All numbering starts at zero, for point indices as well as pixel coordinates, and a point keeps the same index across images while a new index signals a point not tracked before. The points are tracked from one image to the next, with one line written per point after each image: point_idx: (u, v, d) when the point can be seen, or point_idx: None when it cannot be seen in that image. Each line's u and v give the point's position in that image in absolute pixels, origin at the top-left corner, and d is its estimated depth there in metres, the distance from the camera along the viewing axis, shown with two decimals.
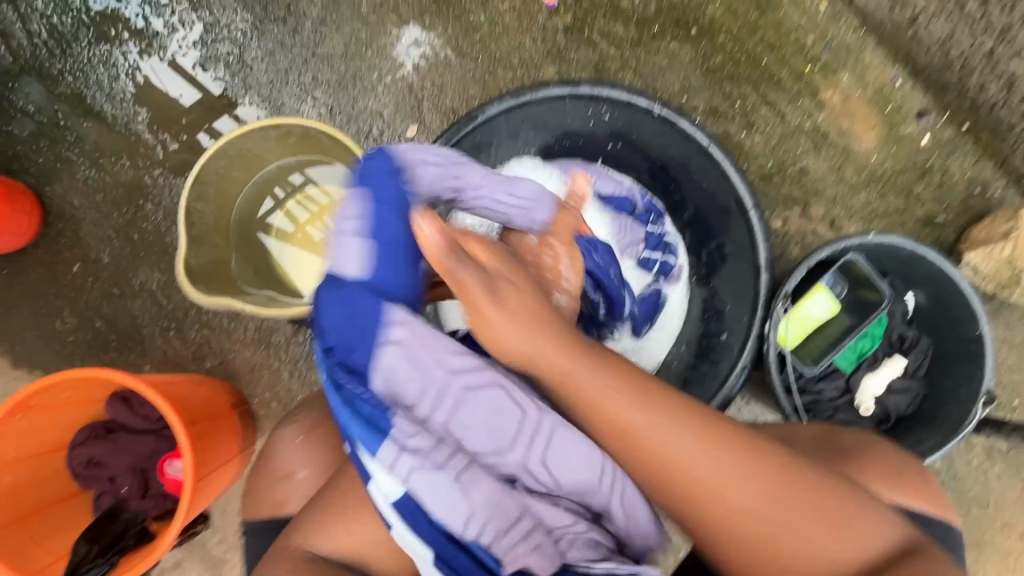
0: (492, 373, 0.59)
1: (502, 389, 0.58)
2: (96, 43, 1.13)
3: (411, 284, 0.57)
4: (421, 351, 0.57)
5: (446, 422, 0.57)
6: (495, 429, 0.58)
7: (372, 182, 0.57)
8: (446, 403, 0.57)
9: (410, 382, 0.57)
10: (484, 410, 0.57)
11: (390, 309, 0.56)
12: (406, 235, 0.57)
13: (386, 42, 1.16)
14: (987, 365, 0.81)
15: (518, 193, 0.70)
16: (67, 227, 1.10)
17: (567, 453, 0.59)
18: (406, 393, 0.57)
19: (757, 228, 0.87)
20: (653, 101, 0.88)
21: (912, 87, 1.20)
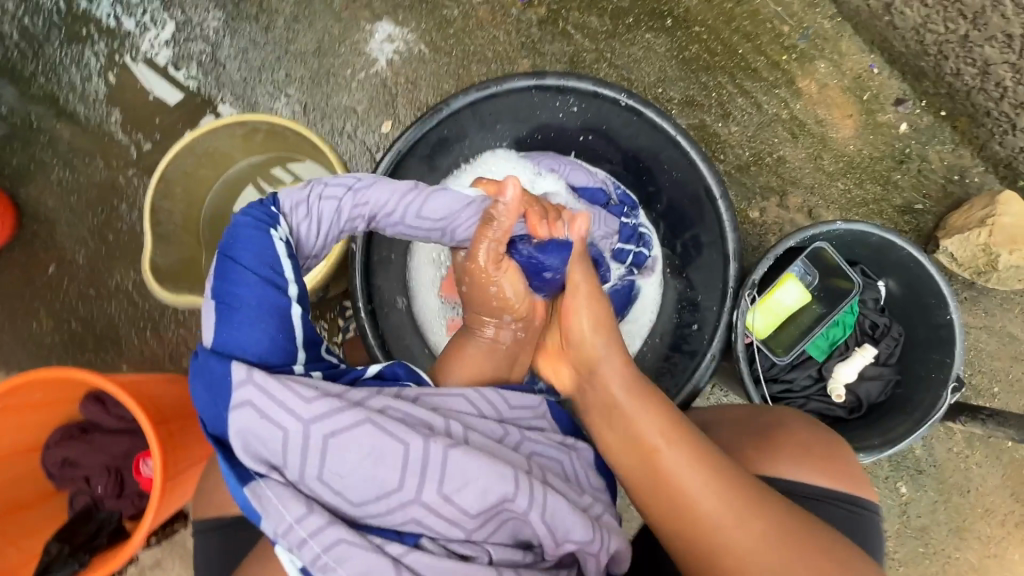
0: (354, 413, 0.60)
1: (370, 424, 0.59)
2: (68, 44, 1.13)
3: (284, 328, 0.64)
4: (277, 403, 0.58)
5: (317, 479, 0.58)
6: (370, 474, 0.58)
7: (240, 250, 0.65)
8: (313, 456, 0.58)
9: (271, 443, 0.58)
10: (356, 452, 0.58)
11: (233, 364, 0.60)
12: (267, 285, 0.64)
13: (359, 38, 1.16)
14: (957, 350, 0.80)
15: (430, 210, 0.77)
16: (42, 229, 1.10)
17: (458, 486, 0.58)
18: (269, 454, 0.58)
19: (727, 218, 0.85)
20: (620, 91, 0.86)
21: (889, 74, 1.19)
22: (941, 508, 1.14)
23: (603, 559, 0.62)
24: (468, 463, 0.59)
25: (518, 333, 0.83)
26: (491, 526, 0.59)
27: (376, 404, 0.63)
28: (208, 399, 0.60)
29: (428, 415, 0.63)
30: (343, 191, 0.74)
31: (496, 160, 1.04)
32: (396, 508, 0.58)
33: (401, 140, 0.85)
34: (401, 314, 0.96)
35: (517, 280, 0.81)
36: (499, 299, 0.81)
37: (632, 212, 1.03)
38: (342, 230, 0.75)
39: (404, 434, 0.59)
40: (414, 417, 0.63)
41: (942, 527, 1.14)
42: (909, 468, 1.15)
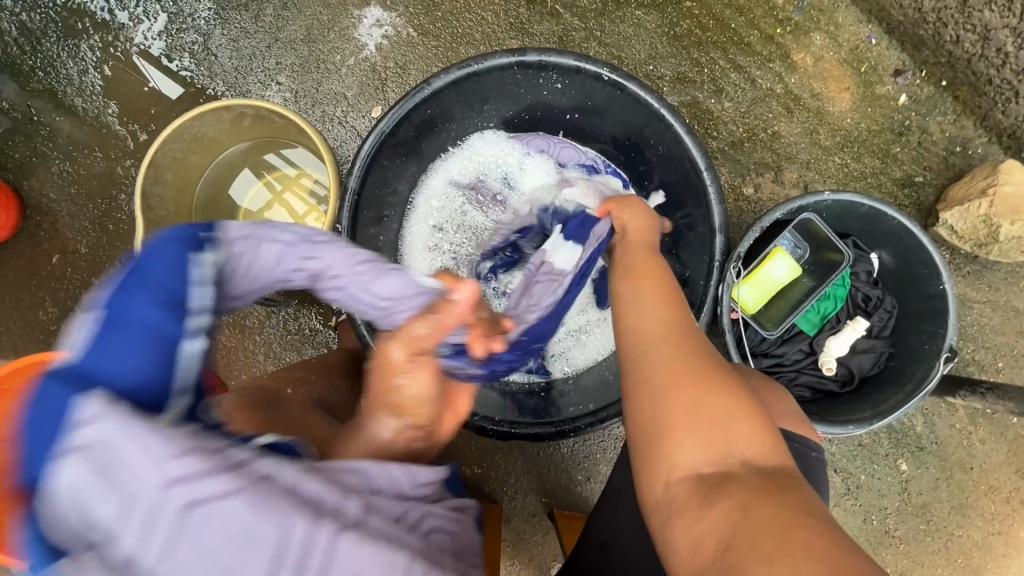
0: (226, 485, 0.43)
1: (245, 496, 0.43)
2: (64, 38, 1.15)
3: (173, 373, 0.47)
4: (127, 460, 0.41)
5: (161, 559, 0.41)
6: (229, 564, 0.43)
7: (151, 267, 0.51)
8: (158, 531, 0.41)
9: (100, 509, 0.41)
10: (216, 531, 0.42)
11: (87, 399, 0.43)
12: (163, 309, 0.49)
13: (348, 24, 1.16)
14: (950, 320, 0.79)
15: (381, 287, 0.67)
16: (45, 220, 1.13)
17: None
18: (94, 521, 0.41)
19: (713, 191, 0.84)
20: (603, 66, 0.85)
21: (887, 44, 1.17)
22: (944, 486, 1.13)
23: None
24: (362, 553, 0.46)
25: (413, 438, 0.67)
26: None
27: (261, 469, 0.46)
28: (37, 420, 0.43)
29: (322, 490, 0.47)
30: (298, 240, 0.65)
31: (485, 143, 1.05)
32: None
33: (384, 121, 0.85)
34: None
35: (427, 383, 0.65)
36: (399, 397, 0.65)
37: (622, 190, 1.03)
38: (270, 281, 0.64)
39: (286, 516, 0.44)
40: (306, 492, 0.46)
41: (945, 504, 1.13)
42: (910, 445, 1.13)
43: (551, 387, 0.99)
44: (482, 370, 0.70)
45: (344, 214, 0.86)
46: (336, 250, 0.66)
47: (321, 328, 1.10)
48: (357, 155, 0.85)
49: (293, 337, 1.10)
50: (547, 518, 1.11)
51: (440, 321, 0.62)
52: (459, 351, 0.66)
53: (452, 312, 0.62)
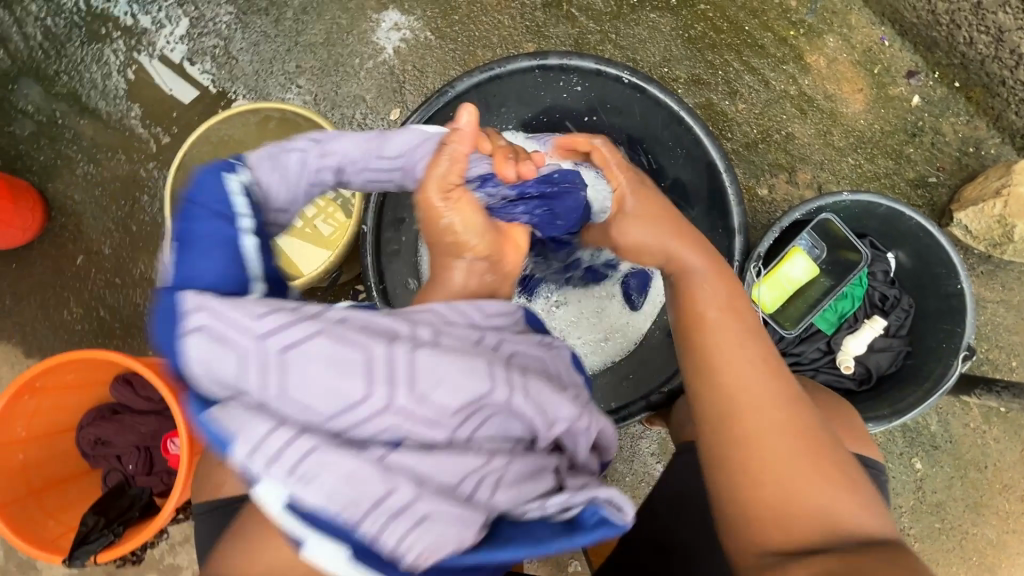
0: (307, 326, 0.48)
1: (327, 335, 0.48)
2: (88, 42, 1.17)
3: (240, 262, 0.52)
4: (228, 325, 0.48)
5: (280, 395, 0.46)
6: (332, 385, 0.46)
7: (198, 194, 0.54)
8: (268, 373, 0.46)
9: (224, 368, 0.47)
10: (318, 364, 0.47)
11: (186, 295, 0.49)
12: (219, 223, 0.53)
13: (366, 28, 1.18)
14: (968, 319, 0.80)
15: (391, 149, 0.67)
16: (70, 222, 1.15)
17: (434, 383, 0.48)
18: (224, 376, 0.47)
19: (731, 192, 0.85)
20: (623, 69, 0.87)
21: (900, 46, 1.18)
22: (958, 484, 1.13)
23: (591, 435, 0.58)
24: (442, 360, 0.49)
25: (480, 270, 0.66)
26: (475, 421, 0.49)
27: (335, 315, 0.50)
28: (162, 326, 0.49)
29: (391, 322, 0.51)
30: (308, 142, 0.64)
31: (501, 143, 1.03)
32: (365, 418, 0.46)
33: (408, 124, 0.87)
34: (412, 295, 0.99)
35: (468, 211, 0.67)
36: (451, 233, 0.66)
37: None
38: (311, 187, 0.64)
39: (365, 342, 0.48)
40: (376, 324, 0.50)
41: (960, 502, 1.13)
42: (924, 444, 1.14)
43: None
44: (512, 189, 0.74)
45: (369, 214, 0.87)
46: (350, 136, 0.66)
47: None
48: None
49: None
50: None
51: (456, 151, 0.64)
52: (486, 179, 0.72)
53: (462, 135, 0.64)
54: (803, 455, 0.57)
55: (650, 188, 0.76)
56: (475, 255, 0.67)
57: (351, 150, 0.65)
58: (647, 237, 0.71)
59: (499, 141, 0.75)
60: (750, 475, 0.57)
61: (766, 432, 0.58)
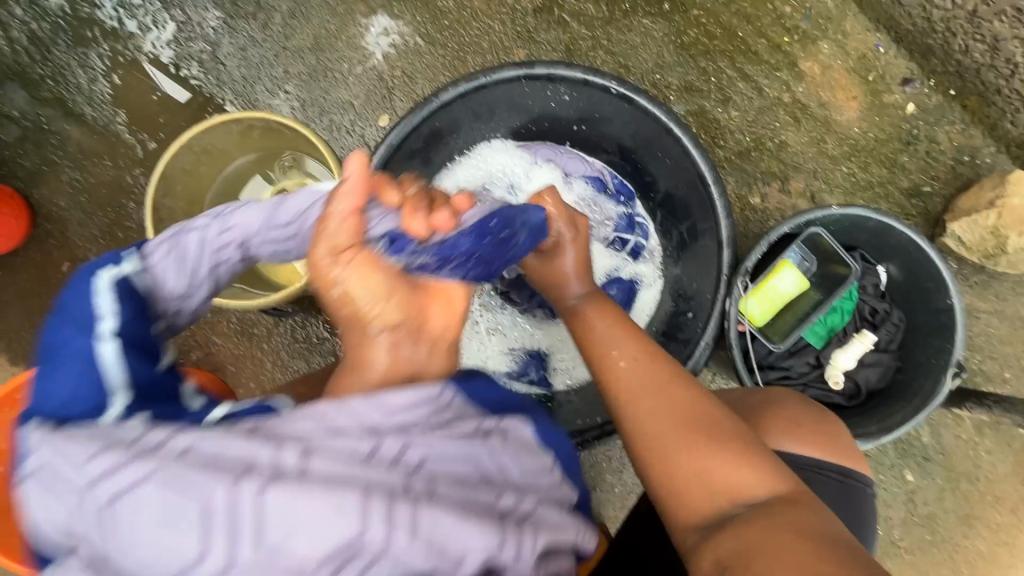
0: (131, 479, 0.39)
1: (158, 479, 0.39)
2: (74, 46, 1.16)
3: (98, 375, 0.45)
4: (54, 473, 0.40)
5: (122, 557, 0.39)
6: (167, 544, 0.39)
7: (70, 300, 0.50)
8: (92, 528, 0.39)
9: (54, 518, 0.40)
10: (146, 515, 0.39)
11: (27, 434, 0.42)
12: (79, 332, 0.48)
13: (355, 33, 1.17)
14: (957, 336, 0.79)
15: (287, 214, 0.62)
16: (55, 228, 1.14)
17: (285, 529, 0.39)
18: (56, 532, 0.40)
19: (720, 205, 0.84)
20: (611, 79, 0.85)
21: (895, 53, 1.16)
22: (950, 496, 1.13)
23: (529, 561, 0.46)
24: (309, 497, 0.40)
25: (401, 342, 0.55)
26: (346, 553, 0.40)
27: (180, 442, 0.41)
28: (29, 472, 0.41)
29: (245, 447, 0.42)
30: (206, 219, 0.60)
31: (492, 152, 1.05)
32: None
33: (393, 135, 0.86)
34: None
35: (374, 275, 0.56)
36: (343, 300, 0.56)
37: (628, 202, 1.04)
38: (216, 266, 0.60)
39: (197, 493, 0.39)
40: (231, 451, 0.41)
41: (951, 515, 1.13)
42: (916, 455, 1.13)
43: (552, 399, 0.98)
44: (444, 250, 0.59)
45: None
46: (250, 207, 0.62)
47: (328, 336, 1.10)
48: (367, 168, 0.86)
49: (300, 345, 1.11)
50: None
51: (340, 206, 0.56)
52: (395, 237, 0.57)
53: (347, 188, 0.57)
54: (706, 439, 0.60)
55: (580, 227, 0.82)
56: (385, 327, 0.56)
57: (246, 224, 0.61)
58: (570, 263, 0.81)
59: (409, 187, 0.64)
60: (666, 466, 0.61)
61: (660, 425, 0.63)
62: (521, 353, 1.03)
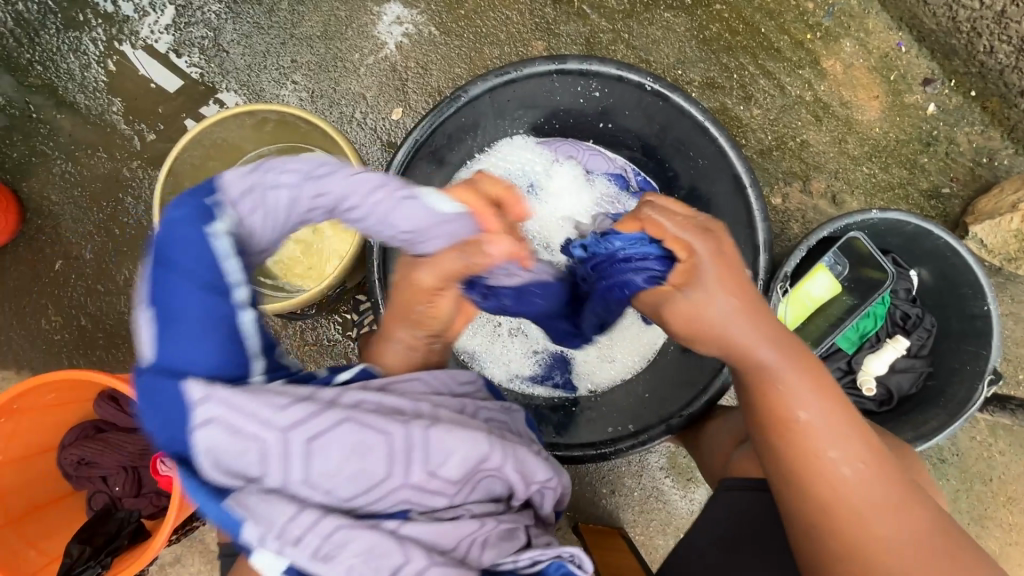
0: (326, 412, 0.55)
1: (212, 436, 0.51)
2: (64, 30, 1.09)
3: (241, 339, 0.52)
4: (244, 415, 0.51)
5: (300, 478, 0.52)
6: (356, 468, 0.54)
7: (169, 250, 0.50)
8: (295, 463, 0.52)
9: (237, 456, 0.51)
10: (346, 444, 0.54)
11: (189, 384, 0.49)
12: (203, 293, 0.50)
13: (366, 21, 1.11)
14: (994, 342, 0.78)
15: (399, 221, 0.64)
16: (46, 224, 1.08)
17: (337, 478, 0.53)
18: (241, 466, 0.51)
19: (757, 208, 0.82)
20: (646, 76, 0.83)
21: (917, 52, 1.15)
22: (964, 497, 1.13)
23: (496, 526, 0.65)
24: (451, 439, 0.58)
25: None
26: (472, 487, 0.59)
27: (349, 399, 0.58)
28: (161, 403, 0.50)
29: (399, 399, 0.60)
30: None
31: (513, 148, 1.01)
32: (384, 496, 0.55)
33: (418, 131, 0.83)
34: None
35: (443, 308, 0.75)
36: (424, 314, 0.74)
37: None
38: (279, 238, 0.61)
39: (386, 424, 0.57)
40: (386, 402, 0.60)
41: (965, 515, 1.13)
42: (931, 457, 1.14)
43: (577, 404, 0.96)
44: None
45: None
46: None
47: (340, 338, 1.06)
48: (391, 165, 0.83)
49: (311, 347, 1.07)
50: (570, 531, 1.10)
51: None
52: None
53: None
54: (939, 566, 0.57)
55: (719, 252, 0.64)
56: None
57: None
58: (729, 311, 0.63)
59: None
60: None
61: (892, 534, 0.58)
62: (545, 357, 0.99)
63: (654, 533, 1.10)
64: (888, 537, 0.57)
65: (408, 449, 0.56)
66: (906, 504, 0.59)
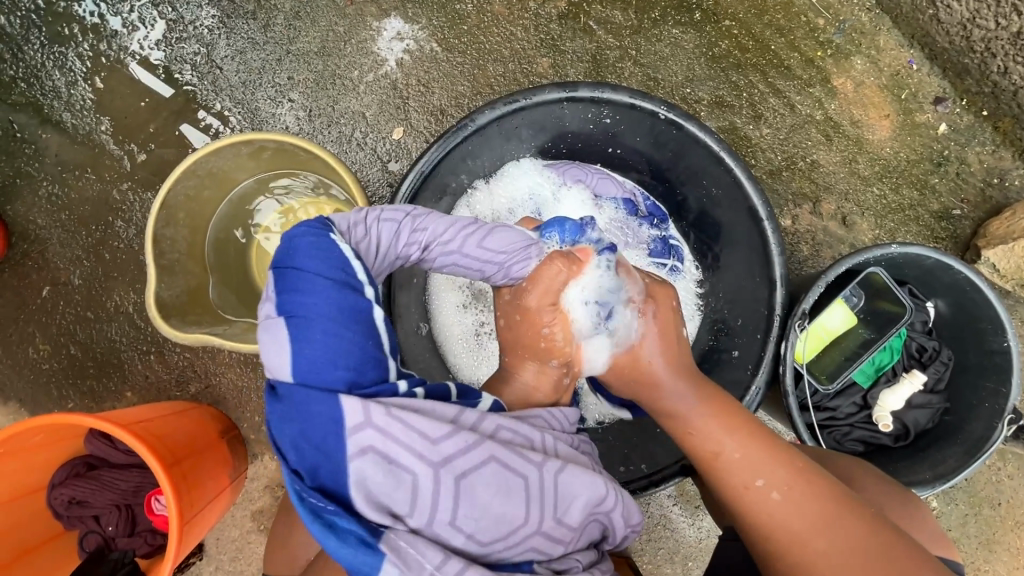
0: (475, 445, 0.56)
1: (373, 460, 0.53)
2: (49, 45, 1.05)
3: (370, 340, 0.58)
4: (401, 446, 0.54)
5: (445, 519, 0.53)
6: (500, 510, 0.55)
7: (301, 258, 0.59)
8: (444, 500, 0.53)
9: (393, 489, 0.53)
10: (489, 484, 0.55)
11: (345, 400, 0.54)
12: (336, 295, 0.57)
13: (366, 36, 1.08)
14: (1013, 380, 0.77)
15: (494, 244, 0.70)
16: (32, 248, 1.04)
17: (475, 513, 0.54)
18: (390, 500, 0.53)
19: (774, 243, 0.79)
20: (660, 104, 0.80)
21: (929, 70, 1.13)
22: (972, 521, 1.12)
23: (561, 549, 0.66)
24: (576, 481, 0.58)
25: None
26: (585, 536, 0.59)
27: (488, 427, 0.59)
28: (315, 411, 0.54)
29: (531, 432, 0.61)
30: None
31: (517, 172, 0.97)
32: (517, 542, 0.55)
33: (424, 162, 0.80)
34: (423, 338, 0.92)
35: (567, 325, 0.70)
36: (547, 341, 0.70)
37: (661, 224, 0.98)
38: (397, 259, 0.69)
39: (525, 463, 0.57)
40: (519, 434, 0.60)
41: (972, 540, 1.12)
42: None
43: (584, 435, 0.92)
44: None
45: None
46: None
47: None
48: (396, 197, 0.80)
49: None
50: None
51: None
52: None
53: None
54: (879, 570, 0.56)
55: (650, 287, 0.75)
56: None
57: None
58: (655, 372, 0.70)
59: None
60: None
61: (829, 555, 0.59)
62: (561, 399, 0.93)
63: (661, 562, 1.08)
64: (814, 548, 0.59)
65: (532, 484, 0.56)
66: (818, 503, 0.61)
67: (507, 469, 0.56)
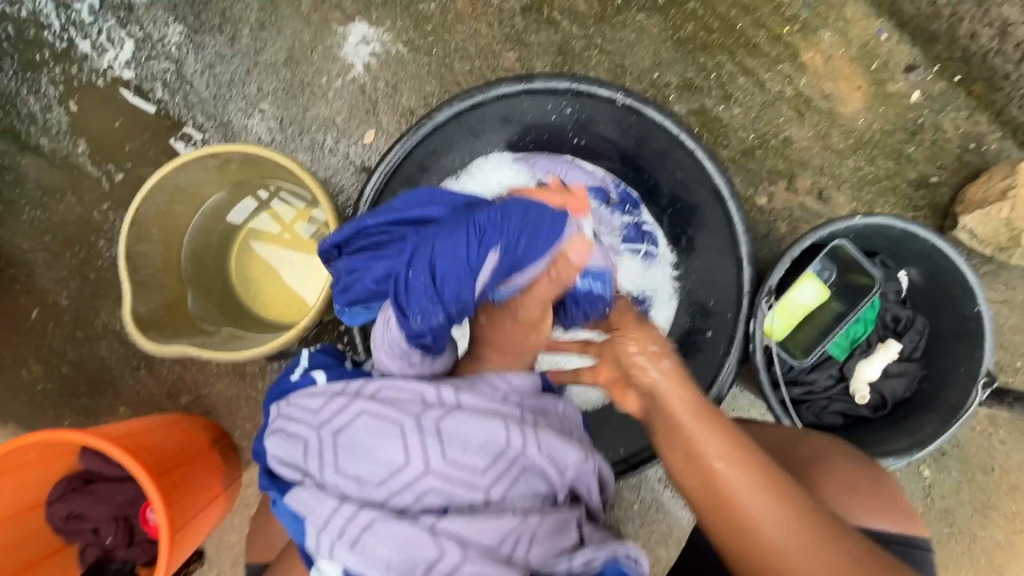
0: (348, 406, 0.60)
1: (283, 429, 0.62)
2: (22, 72, 1.07)
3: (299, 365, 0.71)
4: (296, 421, 0.62)
5: (334, 470, 0.59)
6: (379, 454, 0.58)
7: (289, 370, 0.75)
8: (327, 454, 0.59)
9: (294, 453, 0.61)
10: (365, 434, 0.58)
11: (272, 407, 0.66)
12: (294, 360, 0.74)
13: (332, 42, 1.09)
14: (986, 343, 0.77)
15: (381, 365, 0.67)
16: (19, 272, 1.06)
17: (367, 466, 0.58)
18: (296, 464, 0.60)
19: (738, 222, 0.82)
20: (616, 91, 0.83)
21: (898, 40, 1.12)
22: (966, 489, 1.12)
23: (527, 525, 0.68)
24: (467, 423, 0.59)
25: None
26: (506, 481, 0.58)
27: (370, 389, 0.62)
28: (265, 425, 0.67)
29: (418, 386, 0.62)
30: None
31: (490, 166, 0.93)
32: (409, 483, 0.57)
33: (390, 162, 0.84)
34: None
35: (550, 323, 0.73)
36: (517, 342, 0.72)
37: (633, 210, 0.93)
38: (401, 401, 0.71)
39: (399, 412, 0.59)
40: (405, 389, 0.62)
41: (968, 507, 1.12)
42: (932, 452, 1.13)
43: None
44: None
45: None
46: None
47: None
48: (365, 199, 0.83)
49: None
50: None
51: None
52: None
53: None
54: None
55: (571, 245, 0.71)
56: None
57: None
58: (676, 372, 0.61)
59: None
60: None
61: None
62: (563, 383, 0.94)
63: (656, 545, 1.09)
64: None
65: (428, 446, 0.57)
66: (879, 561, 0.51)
67: (389, 425, 0.58)
